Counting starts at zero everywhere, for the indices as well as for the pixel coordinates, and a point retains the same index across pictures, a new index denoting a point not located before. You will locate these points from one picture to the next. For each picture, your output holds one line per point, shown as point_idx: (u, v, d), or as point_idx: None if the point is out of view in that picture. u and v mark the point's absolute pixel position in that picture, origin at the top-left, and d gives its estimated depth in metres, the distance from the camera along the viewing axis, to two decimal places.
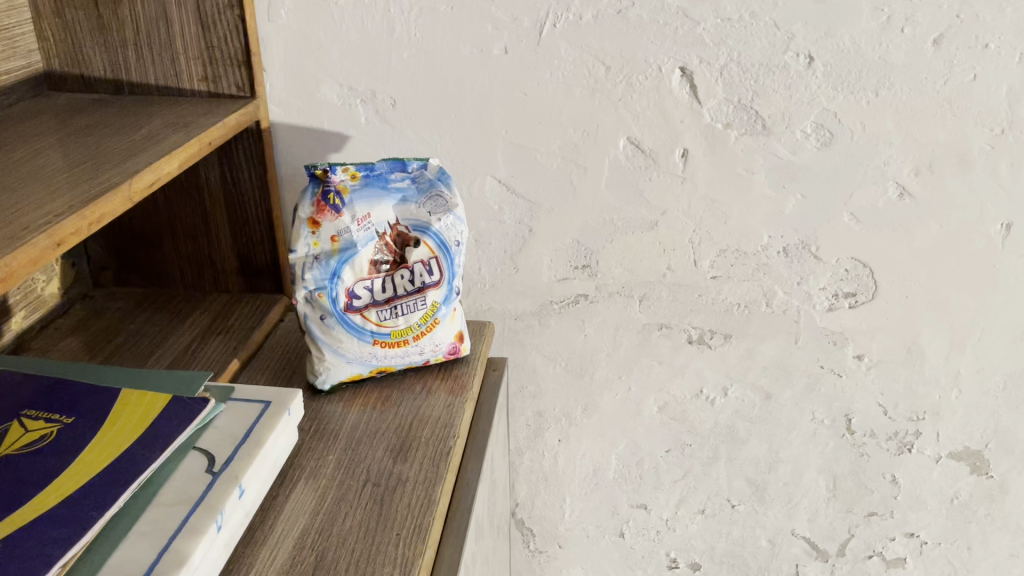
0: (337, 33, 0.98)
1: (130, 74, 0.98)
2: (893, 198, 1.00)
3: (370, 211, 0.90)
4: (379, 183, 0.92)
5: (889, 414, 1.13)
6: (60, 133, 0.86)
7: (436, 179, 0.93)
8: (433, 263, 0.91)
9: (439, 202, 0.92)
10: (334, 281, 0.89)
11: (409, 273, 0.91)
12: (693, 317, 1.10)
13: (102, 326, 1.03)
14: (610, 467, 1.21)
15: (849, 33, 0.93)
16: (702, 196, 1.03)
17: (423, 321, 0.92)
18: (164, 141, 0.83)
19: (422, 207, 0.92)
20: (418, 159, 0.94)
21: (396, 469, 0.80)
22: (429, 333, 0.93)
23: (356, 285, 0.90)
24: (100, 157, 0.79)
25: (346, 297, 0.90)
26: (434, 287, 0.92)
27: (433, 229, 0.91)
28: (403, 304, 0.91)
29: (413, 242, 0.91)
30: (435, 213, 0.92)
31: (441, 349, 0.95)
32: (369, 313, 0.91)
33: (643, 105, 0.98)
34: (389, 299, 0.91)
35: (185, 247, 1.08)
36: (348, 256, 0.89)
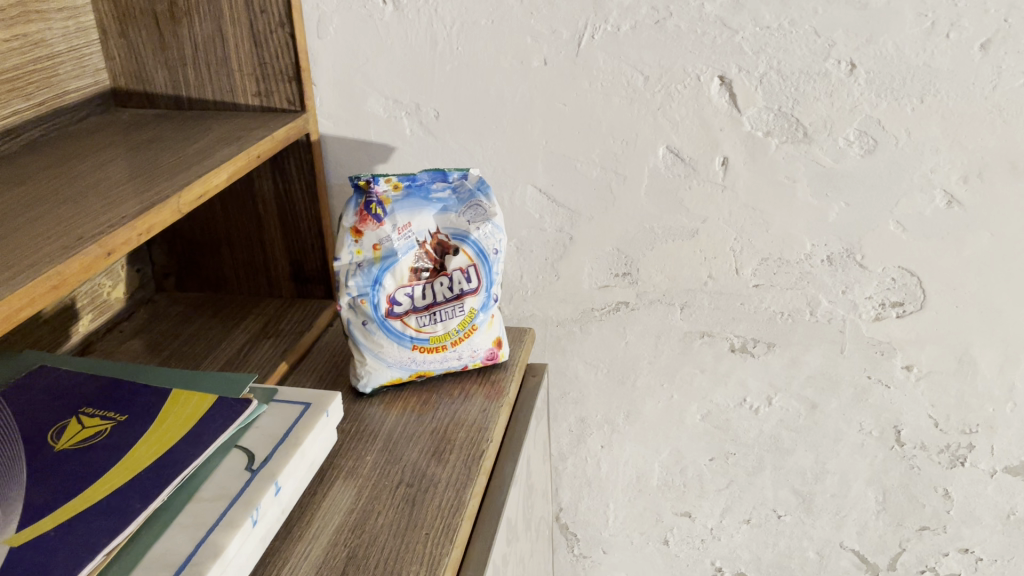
0: (383, 48, 1.01)
1: (189, 90, 1.03)
2: (941, 206, 0.98)
3: (411, 219, 0.93)
4: (420, 193, 0.94)
5: (941, 427, 1.10)
6: (122, 147, 0.91)
7: (475, 189, 0.96)
8: (472, 271, 0.94)
9: (478, 211, 0.94)
10: (376, 288, 0.92)
11: (448, 280, 0.93)
12: (736, 325, 1.09)
13: (163, 329, 1.08)
14: (653, 474, 1.21)
15: (892, 39, 0.91)
16: (744, 204, 1.02)
17: (461, 327, 0.95)
18: (214, 155, 0.88)
19: (462, 216, 0.94)
20: (459, 170, 0.96)
21: (430, 471, 0.83)
22: (467, 339, 0.96)
23: (396, 292, 0.93)
24: (156, 170, 0.84)
25: (387, 303, 0.93)
26: (472, 294, 0.94)
27: (472, 238, 0.94)
28: (441, 310, 0.94)
29: (452, 250, 0.93)
30: (474, 222, 0.94)
31: (479, 354, 0.97)
32: (409, 318, 0.94)
33: (682, 114, 0.99)
34: (428, 306, 0.94)
35: (241, 255, 1.14)
36: (390, 263, 0.92)
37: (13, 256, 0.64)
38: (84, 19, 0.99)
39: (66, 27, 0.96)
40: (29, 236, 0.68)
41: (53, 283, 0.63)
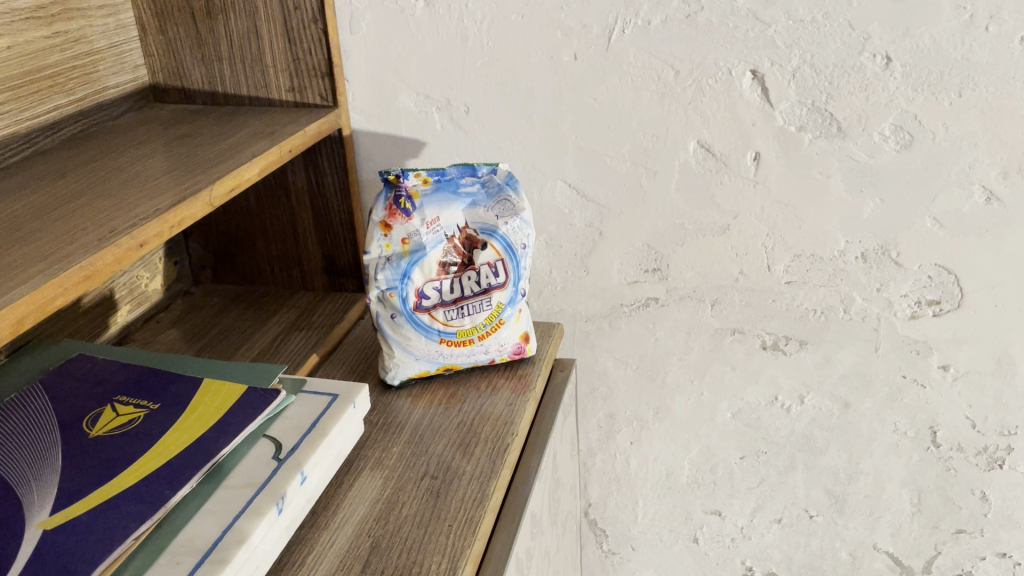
0: (414, 43, 1.02)
1: (224, 85, 1.05)
2: (979, 202, 0.96)
3: (439, 214, 0.93)
4: (450, 187, 0.95)
5: (978, 428, 1.07)
6: (159, 141, 0.93)
7: (504, 184, 0.96)
8: (500, 265, 0.94)
9: (506, 206, 0.95)
10: (404, 282, 0.93)
11: (475, 275, 0.94)
12: (767, 323, 1.08)
13: (199, 320, 1.10)
14: (683, 471, 1.20)
15: (929, 32, 0.89)
16: (776, 200, 1.01)
17: (488, 321, 0.95)
18: (247, 149, 0.89)
19: (490, 210, 0.95)
20: (488, 164, 0.97)
21: (455, 463, 0.83)
22: (494, 333, 0.96)
23: (425, 285, 0.94)
24: (190, 164, 0.86)
25: (416, 296, 0.94)
26: (500, 288, 0.95)
27: (500, 232, 0.94)
28: (469, 304, 0.94)
29: (480, 244, 0.94)
30: (503, 217, 0.94)
31: (506, 348, 0.98)
32: (437, 312, 0.94)
33: (713, 108, 0.98)
34: (456, 300, 0.94)
35: (275, 248, 1.15)
36: (418, 258, 0.93)
37: (49, 246, 0.66)
38: (124, 16, 1.01)
39: (107, 25, 0.99)
40: (65, 227, 0.70)
41: (86, 273, 0.64)
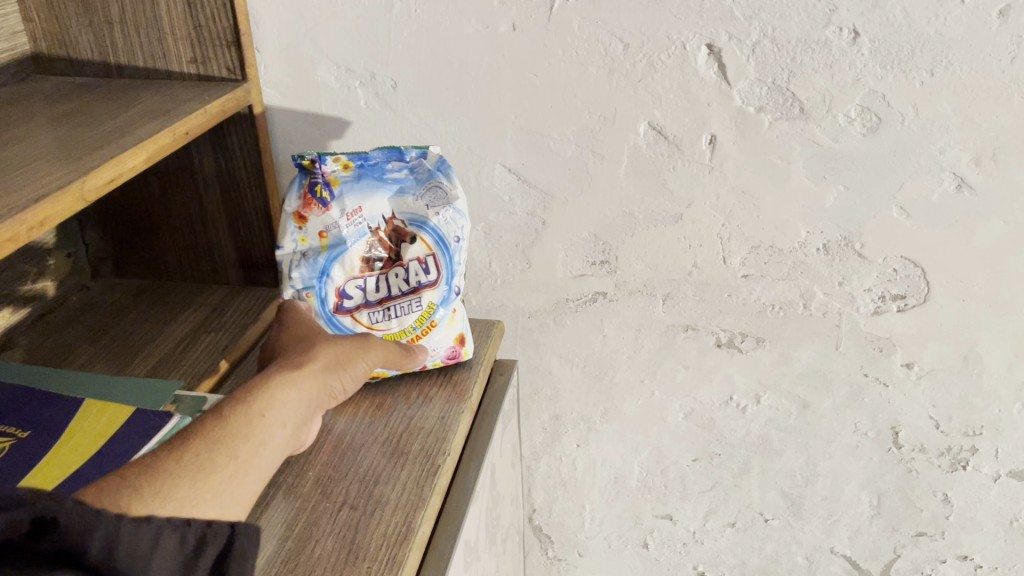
0: (332, 9, 0.90)
1: (118, 56, 0.92)
2: (950, 189, 0.89)
3: (362, 204, 0.82)
4: (374, 173, 0.84)
5: (942, 429, 1.02)
6: (35, 121, 0.81)
7: (436, 170, 0.85)
8: (430, 261, 0.84)
9: (437, 194, 0.84)
10: (323, 280, 0.82)
11: (403, 272, 0.84)
12: (722, 319, 1.00)
13: (94, 321, 0.98)
14: (633, 475, 1.13)
15: (900, 4, 0.81)
16: (732, 186, 0.93)
17: (418, 324, 0.85)
18: (135, 131, 0.77)
19: (420, 199, 0.84)
20: (417, 147, 0.86)
21: (377, 489, 0.73)
22: (425, 337, 0.86)
23: (346, 284, 0.83)
24: (66, 149, 0.73)
25: (336, 297, 0.83)
26: (430, 287, 0.84)
27: (431, 225, 0.83)
28: (396, 305, 0.84)
29: (409, 238, 0.83)
30: (433, 207, 0.83)
31: (439, 353, 0.87)
32: (361, 314, 0.84)
33: (665, 86, 0.89)
34: (382, 300, 0.84)
35: (183, 239, 1.03)
36: (338, 253, 0.82)
37: None
38: None
39: None
40: None
41: None
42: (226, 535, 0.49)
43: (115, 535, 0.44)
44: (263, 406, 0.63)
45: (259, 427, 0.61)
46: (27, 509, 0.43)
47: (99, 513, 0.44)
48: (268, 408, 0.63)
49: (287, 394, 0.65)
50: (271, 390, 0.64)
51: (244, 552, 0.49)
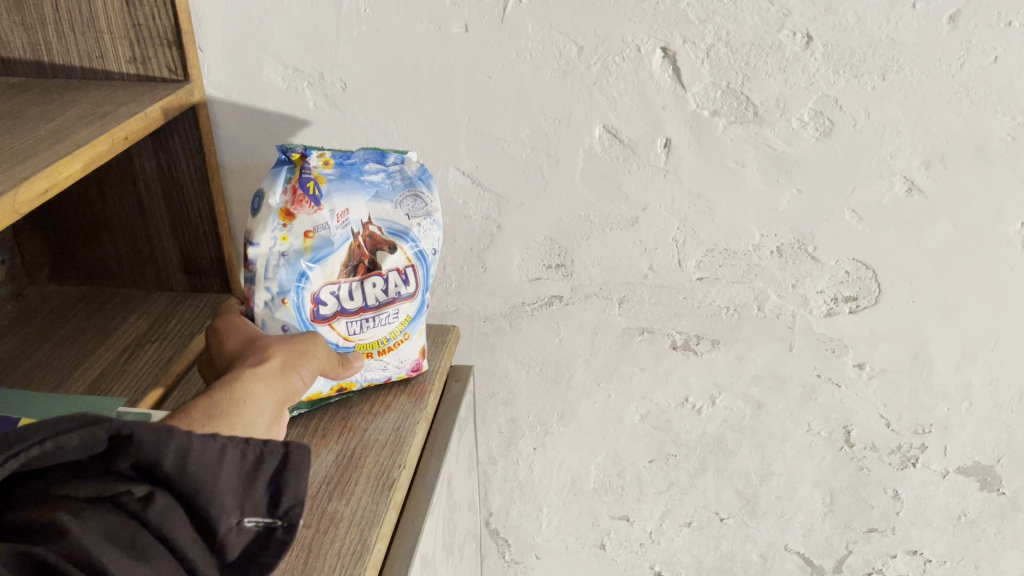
0: (278, 8, 0.87)
1: (52, 55, 0.87)
2: (900, 193, 0.90)
3: (348, 206, 0.74)
4: (353, 174, 0.76)
5: (893, 427, 1.03)
6: None
7: (417, 177, 0.78)
8: (409, 272, 0.77)
9: (418, 203, 0.77)
10: (301, 285, 0.73)
11: (382, 282, 0.76)
12: (677, 321, 1.00)
13: (30, 332, 0.94)
14: (589, 478, 1.13)
15: (853, 9, 0.81)
16: (687, 190, 0.92)
17: (391, 336, 0.79)
18: (71, 137, 0.74)
19: (400, 207, 0.77)
20: (397, 151, 0.78)
21: (330, 506, 0.71)
22: (396, 349, 0.80)
23: (323, 290, 0.74)
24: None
25: (312, 304, 0.74)
26: (408, 299, 0.78)
27: (412, 236, 0.77)
28: (372, 317, 0.77)
29: (388, 247, 0.76)
30: (415, 216, 0.77)
31: (404, 366, 0.83)
32: (337, 323, 0.75)
33: (621, 89, 0.87)
34: (359, 310, 0.76)
35: (124, 244, 0.99)
36: (322, 256, 0.73)
37: None
38: None
39: None
40: None
41: None
42: (283, 453, 0.50)
43: (185, 451, 0.45)
44: (233, 398, 0.60)
45: (235, 417, 0.59)
46: (104, 427, 0.44)
47: (169, 429, 0.45)
48: (239, 398, 0.60)
49: (255, 383, 0.63)
50: (237, 380, 0.62)
51: (301, 468, 0.50)
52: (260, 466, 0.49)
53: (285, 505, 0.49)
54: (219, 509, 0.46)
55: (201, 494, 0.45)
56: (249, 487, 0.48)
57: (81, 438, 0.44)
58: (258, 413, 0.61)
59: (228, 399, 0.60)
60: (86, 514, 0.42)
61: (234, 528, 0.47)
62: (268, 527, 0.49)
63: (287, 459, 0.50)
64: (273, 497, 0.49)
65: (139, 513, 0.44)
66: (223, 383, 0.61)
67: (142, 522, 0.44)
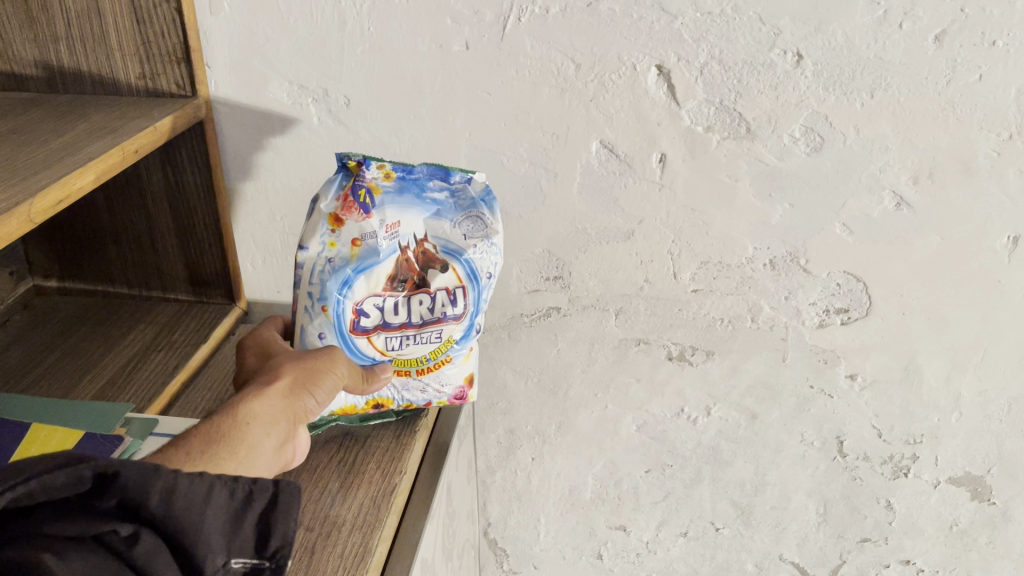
0: (284, 27, 0.90)
1: (62, 70, 0.89)
2: (889, 207, 0.92)
3: (400, 219, 0.74)
4: (414, 188, 0.76)
5: (884, 437, 1.05)
6: None
7: (479, 199, 0.77)
8: (458, 294, 0.77)
9: (477, 225, 0.76)
10: (342, 295, 0.74)
11: (429, 300, 0.76)
12: (673, 332, 1.02)
13: (38, 340, 0.96)
14: (587, 487, 1.15)
15: (842, 28, 0.83)
16: (682, 204, 0.94)
17: (432, 355, 0.79)
18: (83, 150, 0.76)
19: (457, 227, 0.76)
20: (464, 170, 0.77)
21: (332, 510, 0.73)
22: (437, 370, 0.80)
23: (366, 301, 0.75)
24: (12, 168, 0.71)
25: (353, 314, 0.75)
26: (454, 321, 0.77)
27: (465, 256, 0.76)
28: (415, 334, 0.77)
29: (440, 265, 0.76)
30: (471, 237, 0.76)
31: (446, 392, 0.81)
32: (377, 337, 0.76)
33: (617, 106, 0.90)
34: (401, 325, 0.77)
35: (130, 255, 1.01)
36: (368, 266, 0.73)
37: None
38: None
39: None
40: None
41: None
42: (270, 492, 0.52)
43: (171, 493, 0.45)
44: (239, 419, 0.61)
45: (238, 439, 0.60)
46: (89, 467, 0.44)
47: (156, 469, 0.45)
48: (244, 418, 0.62)
49: (262, 404, 0.64)
50: (244, 400, 0.63)
51: (288, 508, 0.52)
52: (246, 506, 0.50)
53: (274, 545, 0.51)
54: (205, 549, 0.47)
55: (184, 535, 0.46)
56: (238, 526, 0.49)
57: (66, 479, 0.43)
58: (263, 433, 0.62)
59: (233, 420, 0.61)
60: (69, 551, 0.42)
61: (221, 569, 0.48)
62: (256, 568, 0.50)
63: (276, 498, 0.52)
64: (262, 536, 0.51)
65: (124, 553, 0.44)
66: (233, 400, 0.63)
67: (127, 561, 0.44)
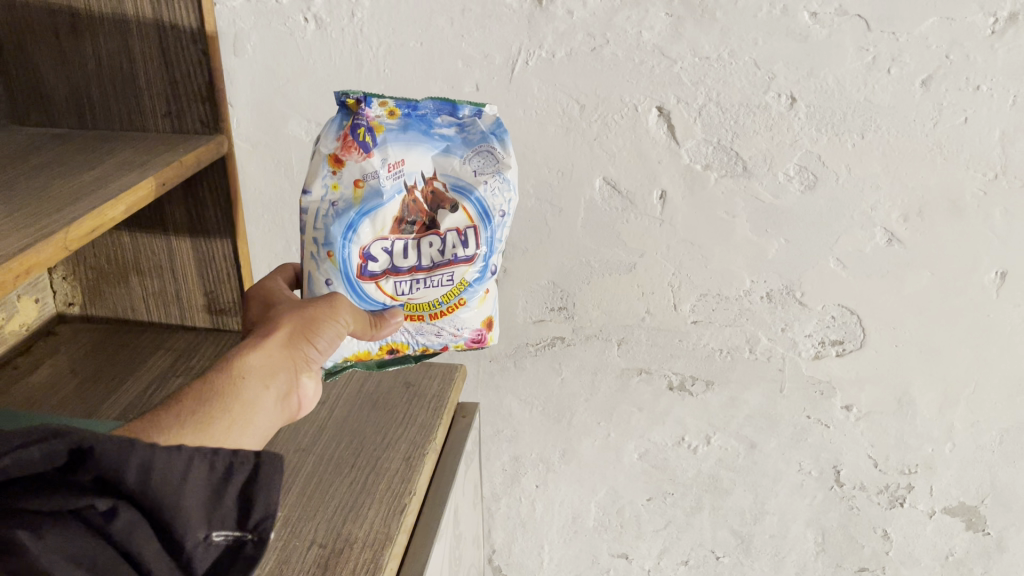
0: (304, 68, 0.95)
1: (95, 112, 0.87)
2: (881, 243, 0.96)
3: (405, 156, 0.65)
4: (420, 126, 0.67)
5: (880, 467, 1.08)
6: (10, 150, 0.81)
7: (490, 132, 0.68)
8: (470, 234, 0.66)
9: (488, 160, 0.66)
10: (347, 240, 0.65)
11: (438, 241, 0.66)
12: (674, 362, 1.06)
13: (63, 367, 1.00)
14: (590, 515, 1.17)
15: (832, 73, 0.88)
16: (682, 238, 0.98)
17: (445, 299, 0.68)
18: (110, 162, 0.80)
19: (467, 162, 0.66)
20: (473, 102, 0.68)
21: (345, 527, 0.76)
22: (451, 315, 0.69)
23: (372, 244, 0.66)
24: (43, 180, 0.75)
25: (360, 259, 0.66)
26: (467, 262, 0.67)
27: (476, 194, 0.66)
28: (426, 277, 0.67)
29: (449, 205, 0.66)
30: (482, 173, 0.66)
31: (463, 334, 0.70)
32: (385, 282, 0.67)
33: (618, 144, 0.94)
34: (411, 268, 0.67)
35: (151, 285, 1.05)
36: (371, 207, 0.65)
37: None
38: None
39: None
40: None
41: None
42: (253, 464, 0.44)
43: (150, 465, 0.39)
44: (234, 374, 0.55)
45: (231, 397, 0.54)
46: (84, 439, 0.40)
47: (132, 440, 0.39)
48: (237, 374, 0.56)
49: (259, 356, 0.58)
50: (238, 354, 0.57)
51: (274, 478, 0.43)
52: (227, 480, 0.43)
53: (255, 518, 0.42)
54: (184, 526, 0.40)
55: (166, 512, 0.39)
56: (218, 499, 0.42)
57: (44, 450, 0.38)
58: (260, 386, 0.56)
59: (228, 376, 0.55)
60: (48, 530, 0.37)
61: (202, 543, 0.41)
62: (238, 541, 0.42)
63: (258, 470, 0.43)
64: (245, 507, 0.43)
65: (103, 528, 0.38)
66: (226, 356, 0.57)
67: (106, 537, 0.38)
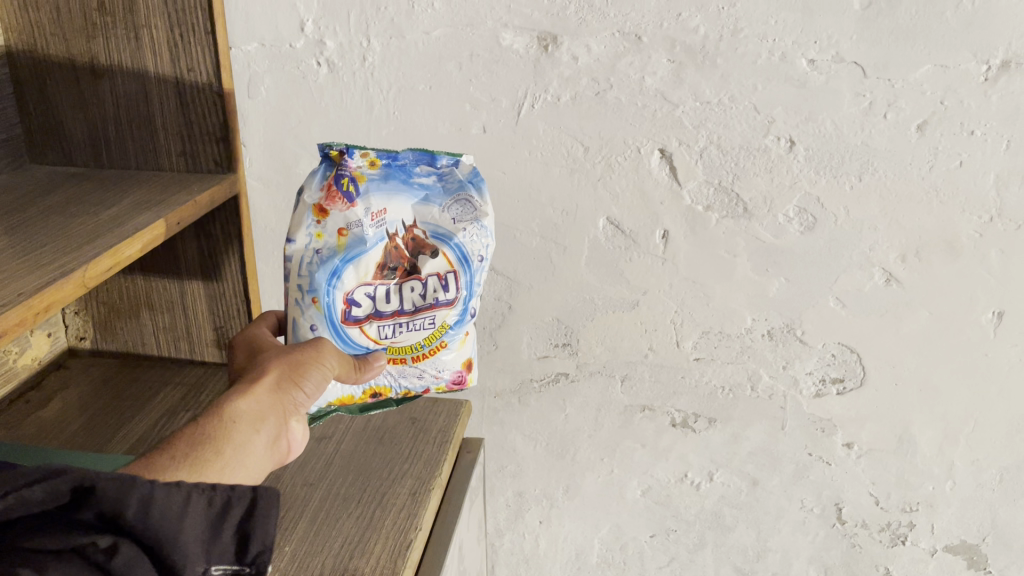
0: (315, 110, 0.97)
1: (110, 152, 0.87)
2: (880, 283, 0.97)
3: (387, 206, 0.67)
4: (400, 175, 0.69)
5: (881, 505, 1.09)
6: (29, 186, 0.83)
7: (467, 181, 0.70)
8: (450, 278, 0.68)
9: (466, 208, 0.68)
10: (332, 286, 0.66)
11: (420, 286, 0.68)
12: (677, 399, 1.07)
13: (73, 402, 1.01)
14: (593, 551, 1.18)
15: (830, 117, 0.90)
16: (684, 277, 1.00)
17: (427, 342, 0.70)
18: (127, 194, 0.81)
19: (446, 210, 0.68)
20: (451, 152, 0.70)
21: (351, 562, 0.77)
22: (433, 356, 0.71)
23: (356, 290, 0.67)
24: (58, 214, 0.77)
25: (344, 304, 0.67)
26: (448, 306, 0.69)
27: (455, 240, 0.68)
28: (408, 321, 0.69)
29: (430, 250, 0.68)
30: (461, 221, 0.68)
31: (444, 376, 0.72)
32: (369, 326, 0.68)
33: (621, 185, 0.97)
34: (393, 313, 0.69)
35: (162, 320, 1.06)
36: (355, 254, 0.66)
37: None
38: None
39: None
40: None
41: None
42: (249, 499, 0.46)
43: (149, 499, 0.41)
44: (223, 420, 0.57)
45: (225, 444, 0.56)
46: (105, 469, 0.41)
47: (131, 478, 0.41)
48: (227, 420, 0.57)
49: (249, 401, 0.59)
50: (228, 400, 0.59)
51: (269, 512, 0.46)
52: (225, 515, 0.45)
53: (253, 551, 0.45)
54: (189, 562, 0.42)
55: (164, 551, 0.42)
56: (217, 533, 0.45)
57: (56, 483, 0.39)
58: (249, 431, 0.58)
59: (216, 422, 0.57)
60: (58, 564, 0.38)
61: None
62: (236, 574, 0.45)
63: (254, 504, 0.46)
64: (241, 542, 0.46)
65: (103, 564, 0.39)
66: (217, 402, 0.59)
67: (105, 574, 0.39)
